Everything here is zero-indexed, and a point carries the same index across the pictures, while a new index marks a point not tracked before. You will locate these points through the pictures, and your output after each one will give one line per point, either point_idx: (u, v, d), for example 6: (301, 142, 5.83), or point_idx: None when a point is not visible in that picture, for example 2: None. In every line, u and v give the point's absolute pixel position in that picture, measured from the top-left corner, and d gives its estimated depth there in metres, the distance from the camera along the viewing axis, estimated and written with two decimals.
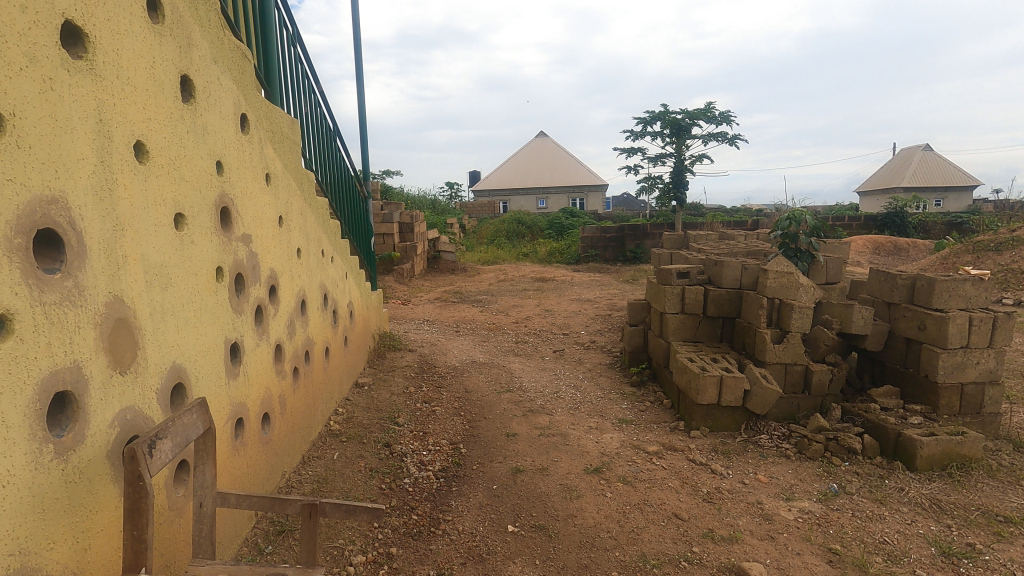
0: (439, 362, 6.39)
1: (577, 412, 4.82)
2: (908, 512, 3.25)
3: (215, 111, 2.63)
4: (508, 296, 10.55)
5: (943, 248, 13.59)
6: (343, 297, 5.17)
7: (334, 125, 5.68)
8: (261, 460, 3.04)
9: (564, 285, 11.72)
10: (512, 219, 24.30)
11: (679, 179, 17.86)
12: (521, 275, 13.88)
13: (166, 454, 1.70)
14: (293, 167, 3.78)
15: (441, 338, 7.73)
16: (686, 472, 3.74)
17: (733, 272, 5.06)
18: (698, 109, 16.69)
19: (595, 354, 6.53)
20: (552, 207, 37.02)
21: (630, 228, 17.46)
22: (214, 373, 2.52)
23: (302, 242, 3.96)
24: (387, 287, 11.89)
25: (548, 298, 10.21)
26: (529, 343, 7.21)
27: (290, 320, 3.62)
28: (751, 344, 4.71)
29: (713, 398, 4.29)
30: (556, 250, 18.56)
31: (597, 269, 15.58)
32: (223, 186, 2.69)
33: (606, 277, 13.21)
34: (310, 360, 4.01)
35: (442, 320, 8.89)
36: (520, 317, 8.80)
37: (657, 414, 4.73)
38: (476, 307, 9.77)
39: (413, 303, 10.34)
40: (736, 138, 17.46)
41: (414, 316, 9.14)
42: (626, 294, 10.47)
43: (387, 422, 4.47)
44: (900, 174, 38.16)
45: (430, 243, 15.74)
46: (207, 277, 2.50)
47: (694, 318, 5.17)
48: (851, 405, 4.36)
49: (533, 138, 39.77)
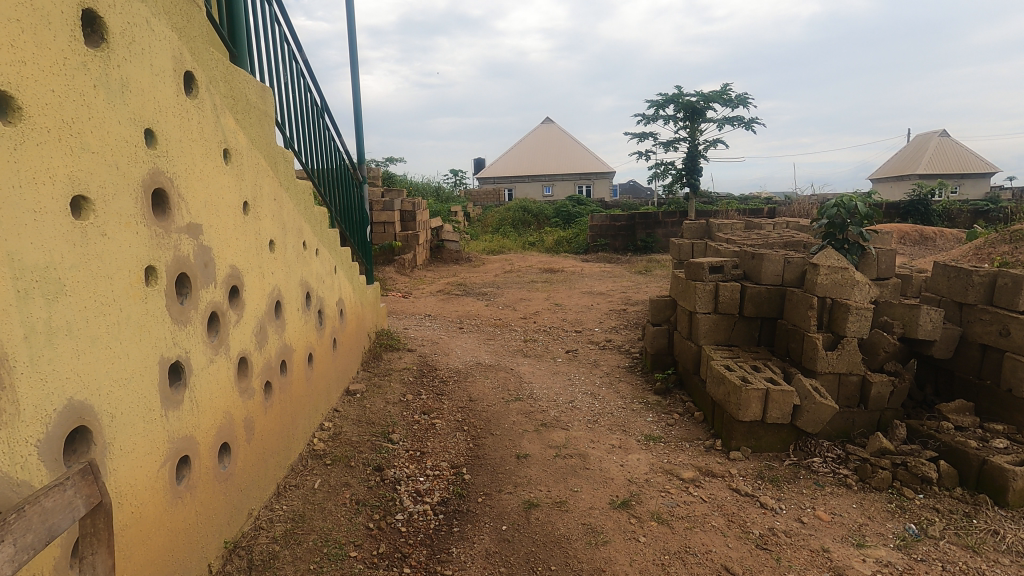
0: (441, 364, 5.81)
1: (596, 427, 4.23)
2: (1011, 566, 2.65)
3: (144, 64, 2.03)
4: (515, 289, 9.93)
5: (974, 238, 12.85)
6: (332, 295, 4.58)
7: (322, 100, 5.03)
8: (217, 503, 2.47)
9: (573, 276, 11.08)
10: (518, 207, 23.64)
11: (692, 165, 17.12)
12: (529, 265, 13.25)
13: (16, 556, 1.23)
14: (263, 141, 3.17)
15: (443, 335, 7.15)
16: (731, 507, 3.15)
17: (774, 266, 4.45)
18: (714, 91, 15.89)
19: (612, 356, 5.92)
20: (558, 195, 36.24)
21: (641, 216, 16.77)
22: (141, 405, 1.95)
23: (277, 233, 3.35)
24: (387, 278, 11.30)
25: (558, 291, 9.60)
26: (539, 341, 6.62)
27: (259, 325, 3.03)
28: (797, 351, 4.10)
29: (757, 415, 3.69)
30: (563, 240, 17.90)
31: (607, 259, 14.92)
32: (155, 162, 2.09)
33: (617, 268, 12.58)
34: (288, 372, 3.43)
35: (444, 315, 8.30)
36: (529, 312, 8.20)
37: (688, 430, 4.13)
38: (481, 301, 9.17)
39: (414, 296, 9.75)
40: (753, 122, 16.69)
41: (415, 311, 8.54)
42: (641, 287, 9.83)
43: (379, 439, 3.91)
44: (916, 160, 37.09)
45: (433, 232, 15.11)
46: (131, 279, 1.91)
47: (728, 318, 4.56)
48: (917, 423, 3.75)
49: (539, 125, 38.99)
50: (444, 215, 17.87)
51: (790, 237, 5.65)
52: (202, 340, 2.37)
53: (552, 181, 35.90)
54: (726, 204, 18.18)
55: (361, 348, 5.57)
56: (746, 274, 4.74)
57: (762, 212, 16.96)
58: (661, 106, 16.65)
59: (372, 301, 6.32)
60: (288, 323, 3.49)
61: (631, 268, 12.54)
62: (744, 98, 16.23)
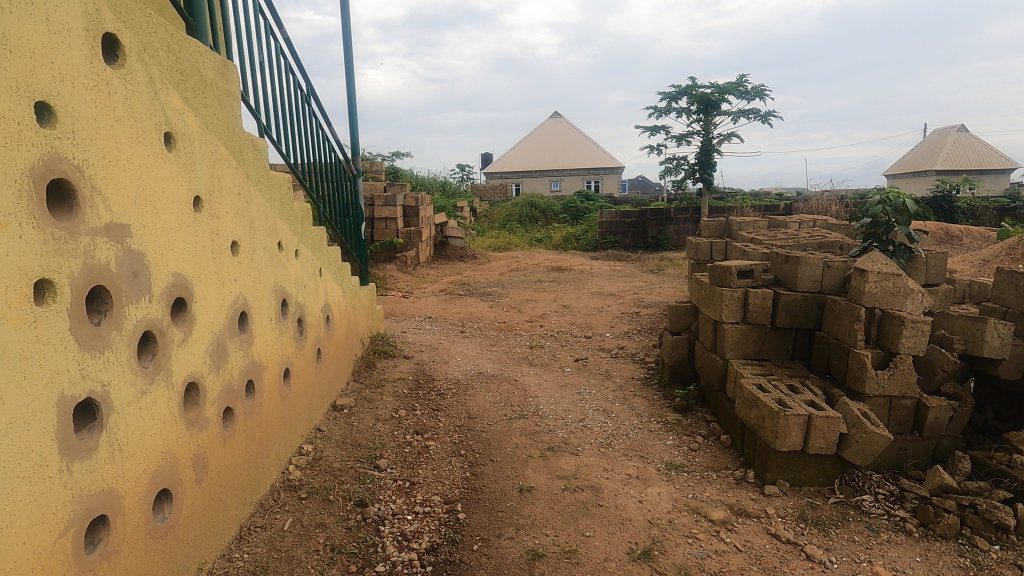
0: (439, 373, 5.36)
1: (610, 452, 3.75)
2: None
3: (33, 18, 1.58)
4: (520, 288, 9.46)
5: (1004, 237, 12.20)
6: (317, 302, 4.15)
7: (309, 84, 4.55)
8: (151, 564, 2.03)
9: (582, 276, 10.57)
10: (526, 202, 23.11)
11: (706, 159, 16.52)
12: (535, 263, 12.77)
13: None
14: (224, 126, 2.71)
15: (444, 340, 6.69)
16: (771, 559, 2.67)
17: (811, 271, 3.95)
18: (729, 82, 15.28)
19: (625, 366, 5.44)
20: (567, 190, 35.66)
21: (652, 212, 16.22)
22: (22, 460, 1.51)
23: (243, 232, 2.89)
24: (389, 276, 10.85)
25: (567, 291, 9.11)
26: (546, 348, 6.15)
27: (216, 341, 2.58)
28: (839, 368, 3.61)
29: (797, 444, 3.20)
30: (572, 237, 17.38)
31: (617, 257, 14.37)
32: (54, 145, 1.64)
33: (628, 267, 12.06)
34: (256, 394, 2.98)
35: (446, 317, 7.84)
36: (535, 314, 7.72)
37: (715, 457, 3.65)
38: (485, 302, 8.70)
39: (415, 296, 9.30)
40: (770, 115, 16.07)
41: (415, 312, 8.09)
42: (654, 287, 9.32)
43: (364, 466, 3.46)
44: (934, 156, 36.14)
45: (437, 228, 14.66)
46: (7, 298, 1.46)
47: (758, 329, 4.06)
48: (982, 456, 3.25)
49: (548, 119, 38.38)
50: (450, 210, 17.41)
51: (823, 238, 5.14)
52: (129, 369, 1.92)
53: (559, 176, 35.31)
54: (741, 200, 17.57)
55: (353, 358, 5.14)
56: (778, 279, 4.24)
57: (778, 209, 16.35)
58: (674, 98, 16.07)
59: (366, 304, 5.87)
60: (258, 336, 3.04)
61: (642, 267, 12.00)
62: (761, 90, 15.60)
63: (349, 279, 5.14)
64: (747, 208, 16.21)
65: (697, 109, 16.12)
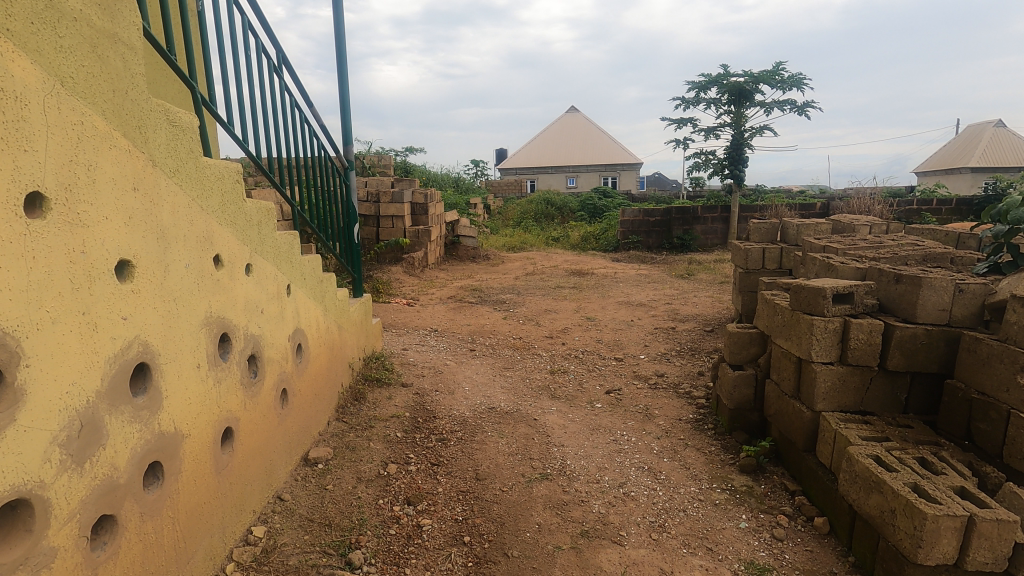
0: (442, 408, 4.42)
1: (665, 541, 2.78)
2: None
3: None
4: (538, 296, 8.50)
5: None
6: (282, 329, 3.21)
7: (277, 51, 3.61)
8: None
9: (605, 282, 9.57)
10: (541, 199, 22.24)
11: (737, 154, 15.37)
12: (553, 266, 11.80)
13: None
14: (105, 85, 1.79)
15: (450, 360, 5.77)
16: None
17: (937, 298, 2.95)
18: (765, 70, 14.16)
19: (669, 403, 4.46)
20: (583, 187, 34.58)
21: (678, 210, 15.12)
22: None
23: (144, 245, 1.97)
24: (392, 280, 9.94)
25: (590, 300, 8.13)
26: (570, 373, 5.19)
27: (80, 421, 1.66)
28: (990, 436, 2.61)
29: (949, 557, 2.20)
30: (590, 236, 16.38)
31: (640, 260, 13.36)
32: None
33: (654, 271, 11.05)
34: (164, 480, 2.06)
35: (454, 331, 6.91)
36: (555, 329, 6.76)
37: (811, 554, 2.65)
38: (498, 312, 7.75)
39: (420, 303, 8.38)
40: (808, 107, 14.91)
41: (418, 325, 7.15)
42: (687, 296, 8.32)
43: (332, 565, 2.54)
44: (971, 153, 34.41)
45: (448, 227, 13.75)
46: None
47: (862, 373, 3.06)
48: None
49: (564, 114, 37.33)
50: (462, 207, 16.48)
51: (923, 249, 4.12)
52: None
53: (576, 172, 34.26)
54: (773, 199, 16.41)
55: (337, 391, 4.22)
56: (884, 305, 3.24)
57: (814, 208, 15.19)
58: (704, 88, 14.97)
59: (357, 322, 4.95)
60: (170, 394, 2.11)
61: (670, 272, 10.97)
62: (799, 79, 14.44)
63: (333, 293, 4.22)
64: (781, 208, 15.06)
65: (729, 99, 15.01)
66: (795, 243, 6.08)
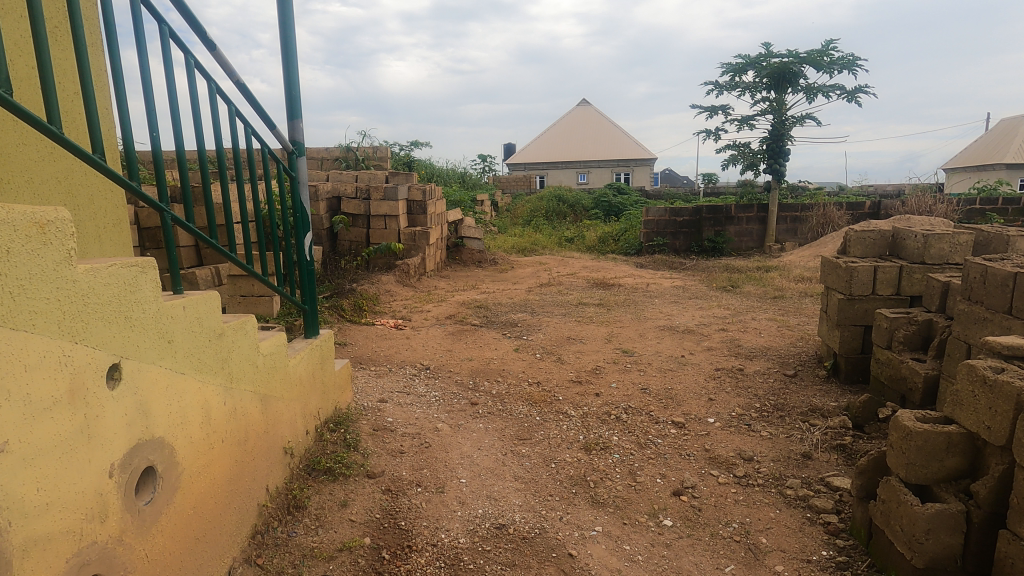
0: (423, 527, 2.84)
1: None
2: None
3: None
4: (558, 318, 6.90)
5: None
6: (97, 455, 1.66)
7: None
8: None
9: (637, 297, 7.94)
10: (553, 196, 20.65)
11: (777, 146, 13.63)
12: (570, 274, 10.17)
13: None
14: None
15: (443, 421, 4.19)
16: None
17: None
18: (811, 50, 12.46)
19: (779, 522, 2.85)
20: (594, 183, 32.85)
21: (709, 209, 13.42)
22: None
23: None
24: (382, 292, 8.35)
25: (623, 324, 6.51)
26: (613, 454, 3.59)
27: None
28: None
29: None
30: (609, 238, 14.76)
31: (668, 267, 11.72)
32: None
33: (691, 282, 9.41)
34: None
35: (450, 369, 5.31)
36: (583, 368, 5.15)
37: None
38: (508, 340, 6.15)
39: (412, 326, 6.79)
40: (859, 92, 13.15)
41: (405, 360, 5.56)
42: (744, 319, 6.67)
43: None
44: (1009, 147, 32.33)
45: (450, 228, 12.14)
46: None
47: None
48: None
49: (575, 108, 35.77)
50: (468, 204, 14.85)
51: None
52: None
53: (588, 167, 32.62)
54: (814, 198, 14.68)
55: (255, 502, 2.67)
56: None
57: (863, 208, 13.50)
58: (740, 71, 13.29)
59: (302, 381, 3.41)
60: None
61: (710, 283, 9.33)
62: (853, 59, 12.64)
63: (251, 342, 2.70)
64: (828, 208, 13.34)
65: (768, 84, 13.30)
66: (918, 261, 4.43)
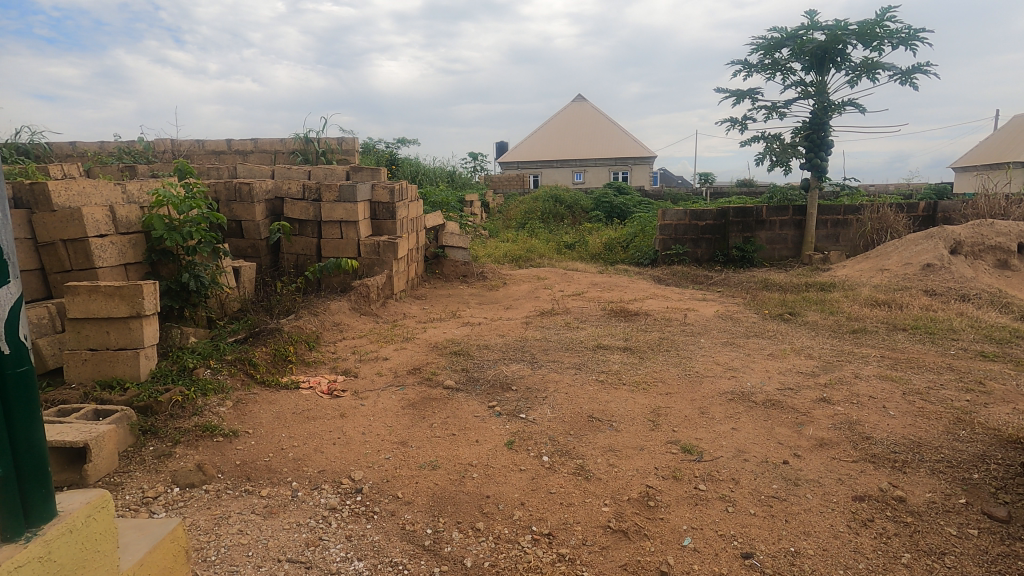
0: None
1: None
2: None
3: None
4: (569, 374, 4.72)
5: None
6: None
7: None
8: None
9: (675, 335, 5.78)
10: (550, 196, 18.53)
11: (817, 137, 11.52)
12: (577, 295, 8.00)
13: None
14: None
15: None
16: None
17: None
18: (864, 20, 10.33)
19: None
20: (592, 181, 30.80)
21: (737, 212, 11.32)
22: None
23: None
24: (327, 327, 6.14)
25: (669, 389, 4.34)
26: None
27: None
28: None
29: None
30: (616, 244, 12.65)
31: (695, 283, 9.62)
32: None
33: (734, 308, 7.28)
34: None
35: (397, 494, 3.10)
36: (626, 497, 2.98)
37: None
38: (496, 420, 3.96)
39: (356, 389, 4.58)
40: (916, 71, 11.08)
41: (327, 468, 3.36)
42: (845, 379, 4.52)
43: None
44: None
45: (429, 235, 9.95)
46: None
47: None
48: None
49: (571, 103, 33.80)
50: (452, 206, 12.66)
51: None
52: None
53: (584, 165, 30.61)
54: (855, 199, 12.60)
55: None
56: None
57: (917, 208, 11.42)
58: (774, 48, 11.17)
59: None
60: None
61: (760, 310, 7.20)
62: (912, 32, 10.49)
63: None
64: (879, 209, 11.21)
65: (807, 62, 11.17)
66: None
